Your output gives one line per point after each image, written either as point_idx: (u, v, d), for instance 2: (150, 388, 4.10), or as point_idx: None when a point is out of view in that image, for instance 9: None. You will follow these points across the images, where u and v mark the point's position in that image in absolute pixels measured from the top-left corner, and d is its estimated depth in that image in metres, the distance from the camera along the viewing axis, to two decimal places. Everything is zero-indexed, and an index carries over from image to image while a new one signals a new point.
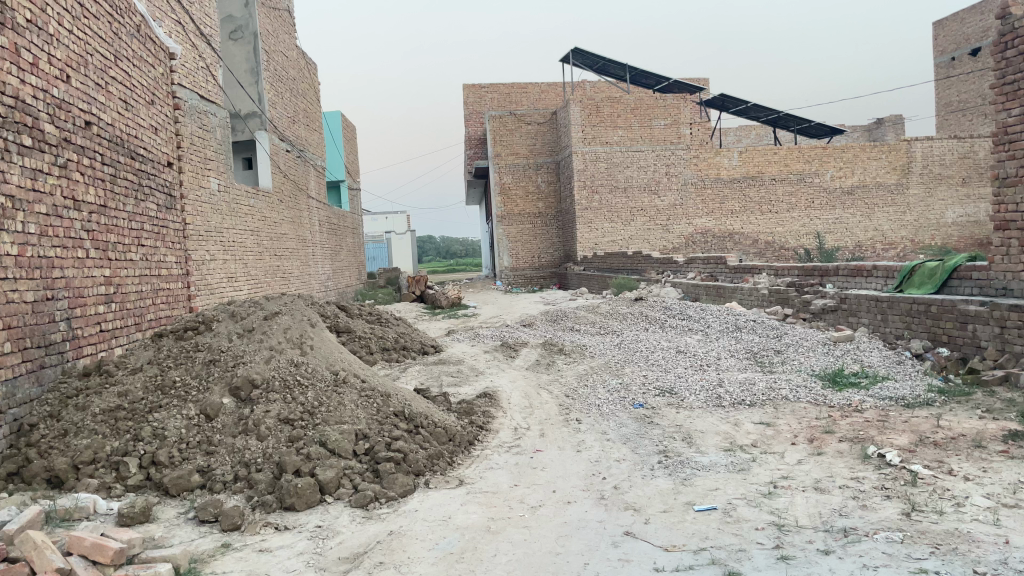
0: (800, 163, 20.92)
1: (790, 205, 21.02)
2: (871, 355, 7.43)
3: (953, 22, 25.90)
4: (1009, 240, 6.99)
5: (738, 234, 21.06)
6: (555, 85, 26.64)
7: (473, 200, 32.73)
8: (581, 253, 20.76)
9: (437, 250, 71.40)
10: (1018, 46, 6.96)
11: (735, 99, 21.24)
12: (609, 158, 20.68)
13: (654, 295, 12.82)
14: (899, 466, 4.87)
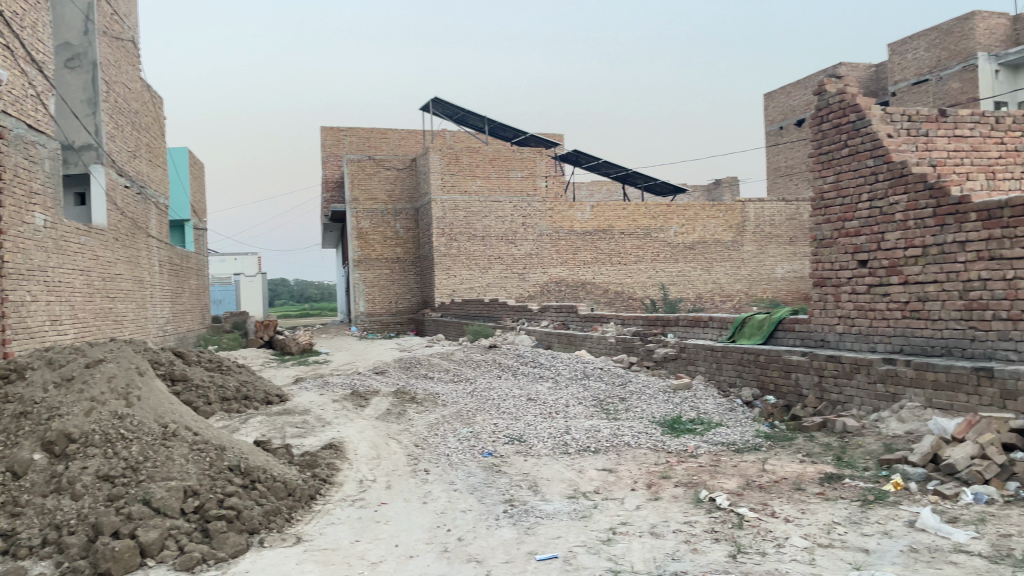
0: (647, 219, 22.06)
1: (637, 257, 22.05)
2: (706, 402, 7.81)
3: (780, 95, 28.50)
4: (826, 295, 7.72)
5: (590, 284, 21.73)
6: (415, 131, 26.82)
7: (329, 244, 31.99)
8: (438, 299, 20.55)
9: (290, 294, 68.77)
10: (831, 120, 7.65)
11: (587, 155, 22.14)
12: (468, 207, 20.78)
13: (508, 343, 12.96)
14: (727, 510, 5.15)
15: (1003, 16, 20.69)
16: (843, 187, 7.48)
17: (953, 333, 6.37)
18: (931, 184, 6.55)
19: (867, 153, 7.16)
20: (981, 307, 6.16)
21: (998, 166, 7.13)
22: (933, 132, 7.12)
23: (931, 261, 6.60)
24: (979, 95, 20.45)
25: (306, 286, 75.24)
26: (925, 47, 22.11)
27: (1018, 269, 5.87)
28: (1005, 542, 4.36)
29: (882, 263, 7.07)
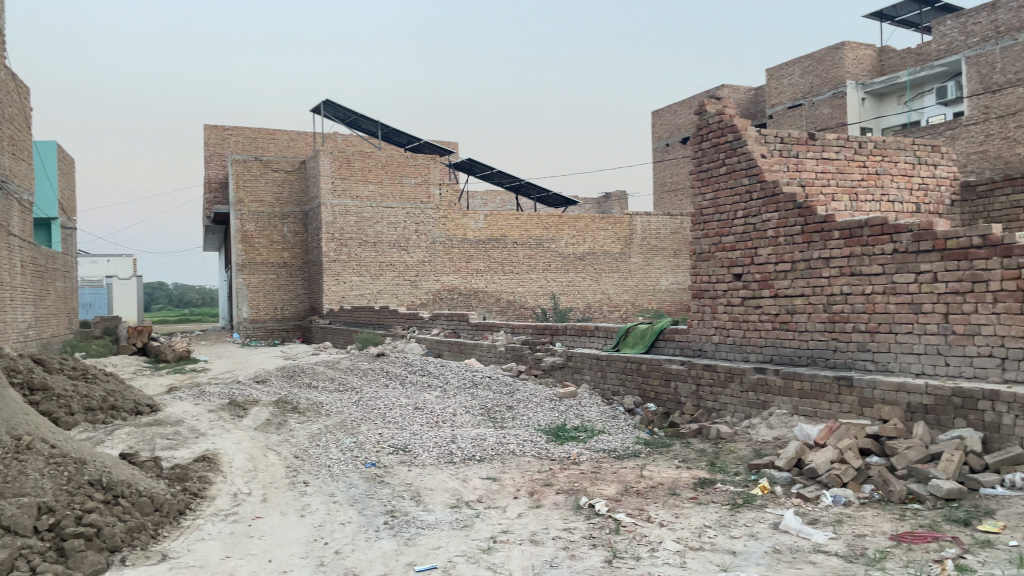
0: (539, 229, 22.38)
1: (529, 267, 22.33)
2: (590, 410, 7.97)
3: (667, 113, 29.60)
4: (703, 306, 8.08)
5: (482, 292, 21.81)
6: (305, 133, 26.24)
7: (211, 246, 30.75)
8: (327, 305, 20.03)
9: (169, 298, 65.54)
10: (710, 139, 7.97)
11: (481, 164, 22.27)
12: (359, 212, 20.37)
13: (396, 351, 12.83)
14: (605, 515, 5.26)
15: (869, 48, 22.24)
16: (720, 204, 7.82)
17: (818, 344, 6.92)
18: (800, 203, 7.00)
19: (743, 172, 7.52)
20: (843, 320, 6.72)
21: (860, 188, 7.58)
22: (802, 154, 7.50)
23: (798, 276, 7.09)
24: (847, 120, 21.87)
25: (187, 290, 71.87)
26: (800, 73, 23.46)
27: (875, 285, 6.47)
28: (859, 541, 4.66)
29: (754, 277, 7.50)
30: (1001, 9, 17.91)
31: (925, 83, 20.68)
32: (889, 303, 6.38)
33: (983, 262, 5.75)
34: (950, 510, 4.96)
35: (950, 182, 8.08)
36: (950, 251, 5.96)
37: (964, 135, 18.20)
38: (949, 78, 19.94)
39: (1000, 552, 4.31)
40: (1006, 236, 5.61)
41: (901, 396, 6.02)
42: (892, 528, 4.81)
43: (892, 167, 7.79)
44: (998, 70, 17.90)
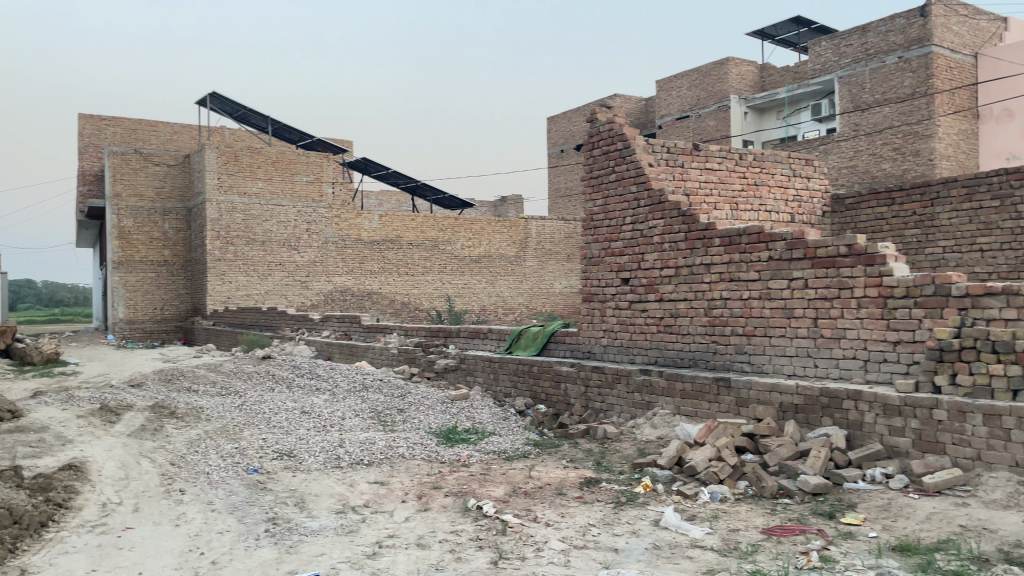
0: (434, 231, 22.32)
1: (424, 268, 22.22)
2: (481, 412, 8.01)
3: (562, 120, 30.16)
4: (593, 310, 8.26)
5: (376, 294, 21.50)
6: (189, 127, 25.19)
7: (85, 243, 28.96)
8: (211, 306, 19.21)
9: (37, 297, 61.34)
10: (601, 147, 8.15)
11: (376, 164, 21.98)
12: (247, 210, 19.63)
13: (285, 354, 12.49)
14: (493, 517, 5.28)
15: (751, 64, 23.33)
16: (610, 211, 8.01)
17: (699, 346, 7.21)
18: (683, 211, 7.27)
19: (631, 180, 7.73)
20: (722, 324, 7.03)
21: (741, 199, 7.94)
22: (687, 164, 7.78)
23: (681, 281, 7.36)
24: (730, 133, 22.83)
25: (58, 289, 67.39)
26: (688, 86, 24.36)
27: (752, 291, 6.80)
28: (734, 536, 4.87)
29: (641, 282, 7.73)
30: (870, 33, 19.12)
31: (801, 100, 21.74)
32: (764, 308, 6.73)
33: (849, 270, 6.20)
34: (817, 503, 5.26)
35: (821, 195, 8.64)
36: (819, 259, 6.37)
37: (836, 150, 19.82)
38: (823, 96, 21.02)
39: (861, 543, 4.60)
40: (869, 246, 6.10)
41: (774, 396, 6.38)
42: (764, 522, 5.06)
43: (770, 179, 8.19)
44: (867, 90, 19.18)
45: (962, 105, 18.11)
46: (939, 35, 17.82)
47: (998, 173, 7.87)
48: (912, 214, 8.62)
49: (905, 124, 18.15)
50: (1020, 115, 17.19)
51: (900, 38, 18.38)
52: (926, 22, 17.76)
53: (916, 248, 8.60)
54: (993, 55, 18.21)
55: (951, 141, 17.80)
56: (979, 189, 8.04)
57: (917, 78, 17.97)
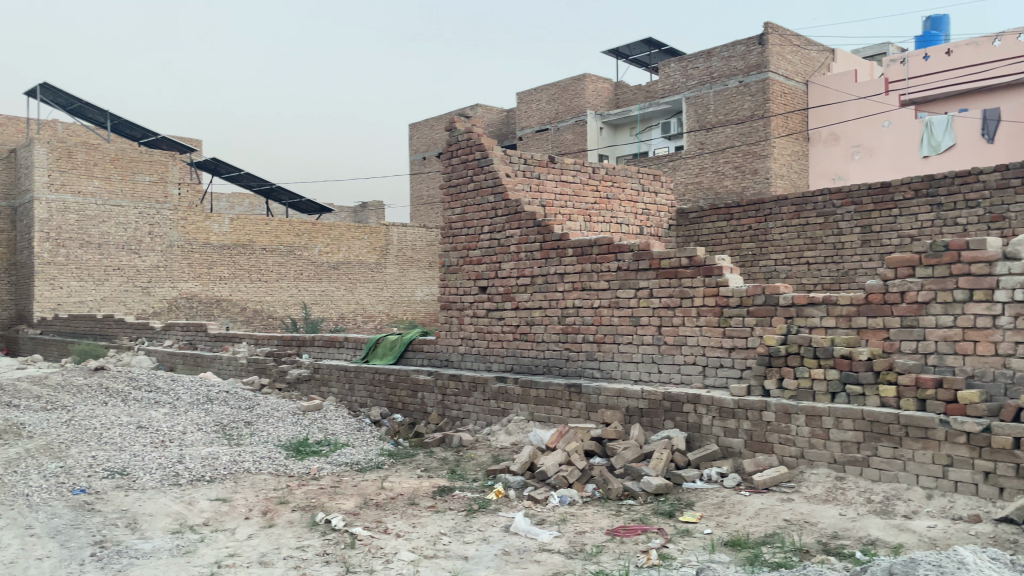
0: (290, 236, 21.71)
1: (279, 275, 21.54)
2: (334, 423, 7.84)
3: (424, 127, 30.15)
4: (451, 318, 8.28)
5: (225, 301, 20.56)
6: (17, 119, 23.21)
7: None
8: (38, 313, 17.65)
9: None
10: (459, 156, 8.16)
11: (228, 165, 21.10)
12: (81, 209, 18.16)
13: (121, 365, 11.73)
14: (342, 530, 5.17)
15: (606, 81, 24.20)
16: (468, 220, 8.06)
17: (552, 353, 7.40)
18: (539, 221, 7.43)
19: (489, 190, 7.81)
20: (574, 331, 7.25)
21: (594, 211, 8.21)
22: (543, 176, 7.95)
23: (536, 289, 7.52)
24: (586, 147, 23.58)
25: None
26: (546, 99, 24.95)
27: (602, 299, 7.06)
28: (580, 538, 5.01)
29: (498, 290, 7.83)
30: (714, 57, 20.32)
31: (652, 118, 22.75)
32: (614, 316, 7.01)
33: (689, 280, 6.56)
34: (658, 503, 5.50)
35: (668, 209, 9.07)
36: (663, 270, 6.70)
37: (684, 166, 20.94)
38: (672, 115, 22.11)
39: (697, 540, 4.84)
40: (708, 258, 6.47)
41: (622, 400, 6.64)
42: (609, 524, 5.23)
43: (620, 193, 8.51)
44: (711, 111, 20.38)
45: (795, 128, 19.57)
46: (775, 62, 19.16)
47: (823, 193, 8.56)
48: (748, 229, 9.23)
49: (745, 144, 19.45)
50: (844, 140, 18.70)
51: (740, 64, 19.64)
52: (763, 50, 19.05)
53: (751, 261, 9.21)
54: (822, 83, 19.68)
55: (784, 162, 19.20)
56: (807, 207, 8.70)
57: (755, 101, 19.27)
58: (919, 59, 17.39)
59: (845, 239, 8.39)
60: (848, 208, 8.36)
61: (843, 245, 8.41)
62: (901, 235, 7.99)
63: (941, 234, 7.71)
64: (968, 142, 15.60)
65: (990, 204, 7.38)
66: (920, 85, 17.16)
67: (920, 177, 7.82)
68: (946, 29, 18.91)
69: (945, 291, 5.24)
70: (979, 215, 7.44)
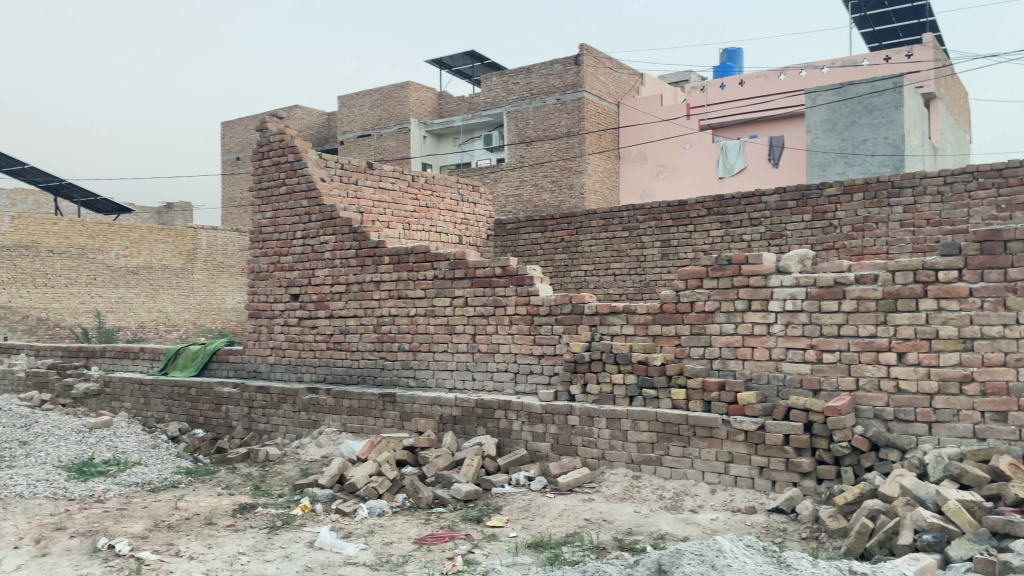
0: (82, 238, 19.66)
1: (68, 279, 19.44)
2: (126, 441, 7.32)
3: (238, 126, 28.76)
4: (260, 327, 7.97)
5: (3, 308, 18.28)
6: None
7: None
8: None
9: None
10: (271, 158, 7.87)
11: (9, 157, 19.01)
12: None
13: None
14: (127, 555, 4.79)
15: (429, 90, 24.26)
16: (280, 224, 7.80)
17: (367, 362, 7.31)
18: (354, 228, 7.32)
19: (303, 194, 7.59)
20: (390, 340, 7.21)
21: (412, 219, 8.21)
22: (361, 182, 7.84)
23: (351, 298, 7.41)
24: (409, 154, 23.49)
25: None
26: (369, 105, 24.65)
27: (418, 307, 7.07)
28: (386, 549, 4.94)
29: (311, 298, 7.63)
30: (533, 74, 21.07)
31: (475, 129, 23.06)
32: (429, 324, 7.03)
33: (502, 289, 6.71)
34: (467, 509, 5.55)
35: (486, 220, 9.26)
36: (478, 278, 6.81)
37: (504, 178, 21.43)
38: (493, 127, 22.61)
39: (501, 543, 4.93)
40: (520, 268, 6.65)
41: (435, 409, 6.68)
42: (417, 533, 5.20)
43: (440, 202, 8.56)
44: (530, 126, 21.05)
45: (607, 146, 20.62)
46: (589, 82, 20.21)
47: (628, 208, 9.07)
48: (560, 241, 9.61)
49: (562, 159, 20.29)
50: (651, 159, 19.98)
51: (558, 82, 20.53)
52: (579, 70, 20.04)
53: (563, 271, 9.58)
54: (632, 105, 20.93)
55: (598, 178, 20.20)
56: (614, 221, 9.18)
57: (571, 119, 20.17)
58: (715, 87, 18.37)
59: (647, 252, 8.94)
60: (650, 224, 8.92)
61: (645, 258, 8.95)
62: (695, 249, 8.63)
63: (729, 249, 8.41)
64: (758, 165, 17.11)
65: (770, 223, 8.16)
66: (719, 111, 18.21)
67: (711, 197, 8.50)
68: (739, 61, 20.74)
69: (728, 301, 5.71)
70: (761, 233, 8.20)
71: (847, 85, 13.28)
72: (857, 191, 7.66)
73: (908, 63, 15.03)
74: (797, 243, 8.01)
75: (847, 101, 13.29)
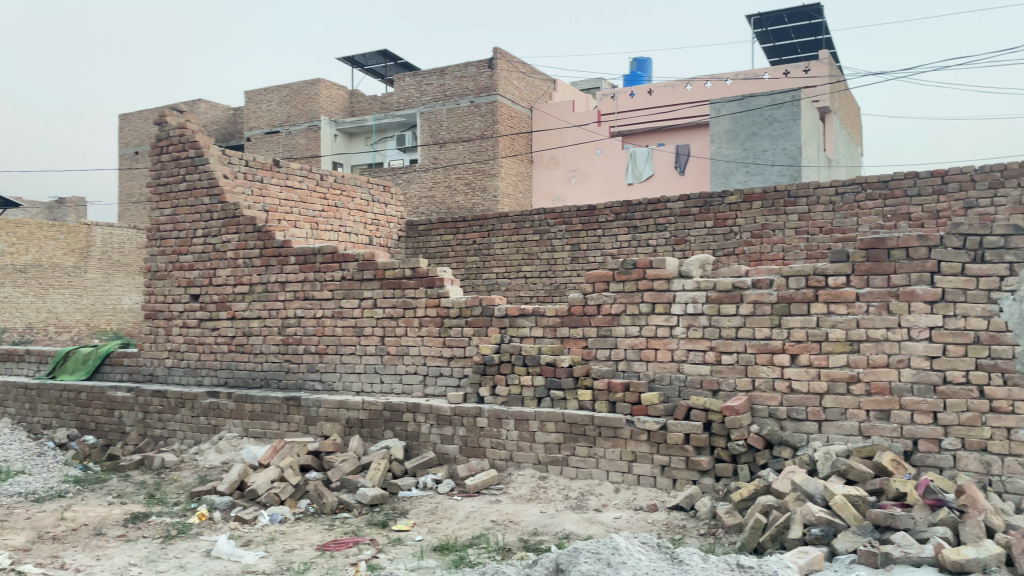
0: None
1: None
2: (7, 448, 6.92)
3: (137, 119, 27.53)
4: (157, 328, 7.67)
5: None
6: None
7: None
8: None
9: None
10: (171, 153, 7.58)
11: None
12: None
13: None
14: (6, 570, 4.51)
15: (341, 89, 23.86)
16: (179, 222, 7.52)
17: (271, 365, 7.12)
18: (259, 227, 7.14)
19: (204, 191, 7.35)
20: (295, 342, 7.05)
21: (320, 219, 8.05)
22: (266, 180, 7.64)
23: (255, 299, 7.21)
24: (319, 153, 23.04)
25: None
26: (278, 101, 24.07)
27: (325, 309, 6.94)
28: (288, 556, 4.81)
29: (212, 299, 7.39)
30: (447, 76, 21.05)
31: (388, 129, 22.81)
32: (336, 326, 6.91)
33: (412, 291, 6.66)
34: (373, 514, 5.47)
35: (398, 220, 9.16)
36: (387, 280, 6.73)
37: (417, 179, 21.29)
38: (406, 128, 22.45)
39: (407, 548, 4.88)
40: (430, 270, 6.61)
41: (341, 412, 6.57)
42: (320, 539, 5.09)
43: (350, 202, 8.44)
44: (444, 127, 21.02)
45: (520, 150, 20.78)
46: (503, 86, 20.34)
47: (539, 212, 9.16)
48: (472, 243, 9.62)
49: (476, 162, 20.34)
50: (563, 164, 20.26)
51: (471, 84, 20.59)
52: (493, 73, 20.16)
53: (474, 274, 9.61)
54: (545, 110, 21.18)
55: (511, 182, 20.32)
56: (525, 225, 9.27)
57: (485, 122, 20.25)
58: (625, 95, 18.79)
59: (557, 255, 9.06)
60: (560, 228, 9.04)
61: (555, 261, 9.07)
62: (604, 253, 8.80)
63: (635, 253, 8.61)
64: (665, 173, 17.59)
65: (675, 229, 8.40)
66: (629, 118, 18.58)
67: (619, 202, 8.69)
68: (648, 71, 21.26)
69: (633, 304, 5.83)
70: (666, 238, 8.43)
71: (749, 97, 13.81)
72: (756, 200, 7.99)
73: (805, 78, 15.94)
74: (700, 248, 8.27)
75: (748, 112, 13.82)
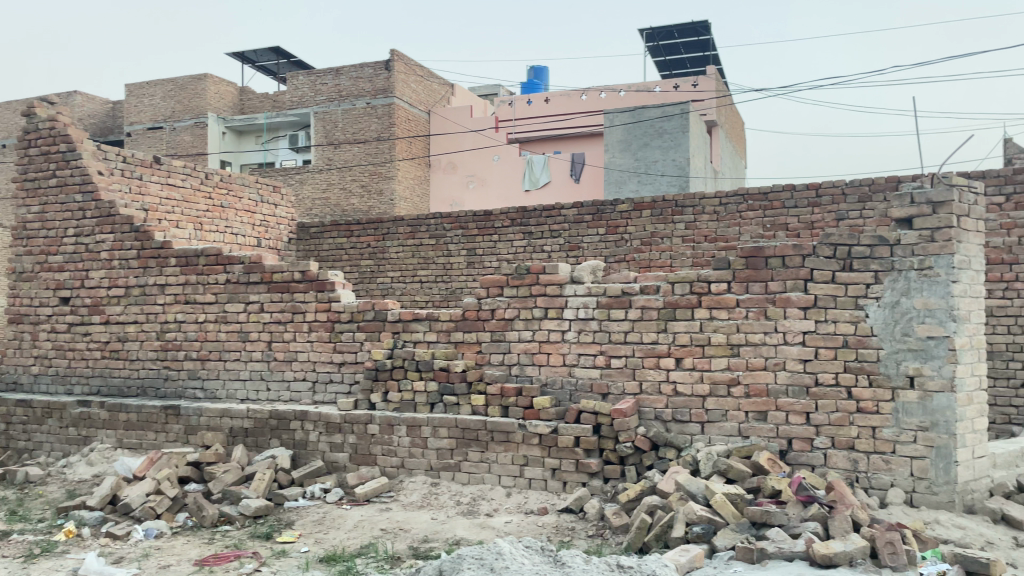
0: None
1: None
2: None
3: (4, 109, 25.70)
4: (22, 333, 7.18)
5: None
6: None
7: None
8: None
9: None
10: (39, 146, 7.10)
11: None
12: None
13: None
14: None
15: (230, 85, 23.03)
16: (47, 220, 7.06)
17: (149, 372, 6.78)
18: (136, 227, 6.78)
19: (76, 187, 6.92)
20: (175, 348, 6.74)
21: (205, 219, 7.73)
22: (145, 177, 7.28)
23: (131, 302, 6.85)
24: (206, 150, 22.16)
25: None
26: (161, 96, 22.99)
27: (207, 314, 6.66)
28: (162, 572, 4.56)
29: (83, 302, 6.97)
30: (343, 76, 20.70)
31: (280, 128, 22.17)
32: (220, 331, 6.65)
33: (301, 295, 6.48)
34: (256, 526, 5.26)
35: (288, 222, 8.88)
36: (275, 283, 6.53)
37: (310, 180, 20.80)
38: (300, 128, 21.90)
39: (291, 560, 4.72)
40: (320, 273, 6.46)
41: (225, 421, 6.33)
42: (198, 554, 4.85)
43: (237, 202, 8.14)
44: (339, 128, 20.67)
45: (418, 153, 20.66)
46: (400, 89, 20.22)
47: (435, 216, 9.12)
48: (367, 246, 9.48)
49: (372, 164, 20.13)
50: (461, 169, 20.26)
51: (368, 86, 20.34)
52: (389, 75, 20.03)
53: (368, 277, 9.47)
54: (442, 114, 21.14)
55: (408, 185, 20.13)
56: (421, 228, 9.20)
57: (382, 124, 20.07)
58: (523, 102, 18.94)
59: (453, 260, 9.04)
60: (456, 232, 9.04)
61: (451, 266, 9.05)
62: (499, 258, 8.85)
63: (530, 258, 8.69)
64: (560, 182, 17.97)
65: (569, 235, 8.54)
66: (526, 125, 18.79)
67: (515, 208, 8.75)
68: (545, 79, 21.56)
69: (526, 309, 5.87)
70: (560, 244, 8.55)
71: (641, 108, 14.22)
72: (646, 208, 8.23)
73: (694, 92, 16.49)
74: (592, 254, 8.44)
75: (639, 123, 14.23)
